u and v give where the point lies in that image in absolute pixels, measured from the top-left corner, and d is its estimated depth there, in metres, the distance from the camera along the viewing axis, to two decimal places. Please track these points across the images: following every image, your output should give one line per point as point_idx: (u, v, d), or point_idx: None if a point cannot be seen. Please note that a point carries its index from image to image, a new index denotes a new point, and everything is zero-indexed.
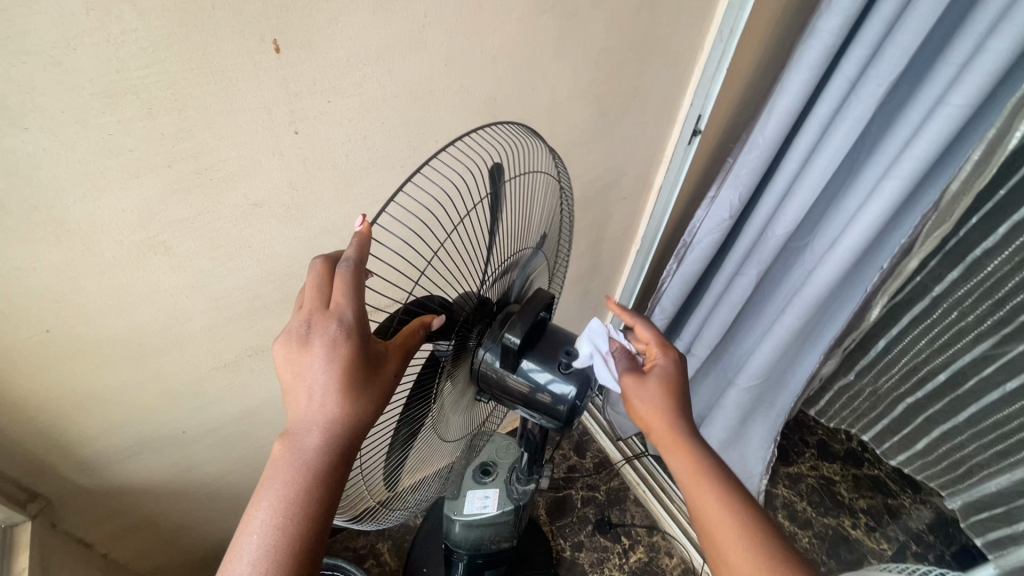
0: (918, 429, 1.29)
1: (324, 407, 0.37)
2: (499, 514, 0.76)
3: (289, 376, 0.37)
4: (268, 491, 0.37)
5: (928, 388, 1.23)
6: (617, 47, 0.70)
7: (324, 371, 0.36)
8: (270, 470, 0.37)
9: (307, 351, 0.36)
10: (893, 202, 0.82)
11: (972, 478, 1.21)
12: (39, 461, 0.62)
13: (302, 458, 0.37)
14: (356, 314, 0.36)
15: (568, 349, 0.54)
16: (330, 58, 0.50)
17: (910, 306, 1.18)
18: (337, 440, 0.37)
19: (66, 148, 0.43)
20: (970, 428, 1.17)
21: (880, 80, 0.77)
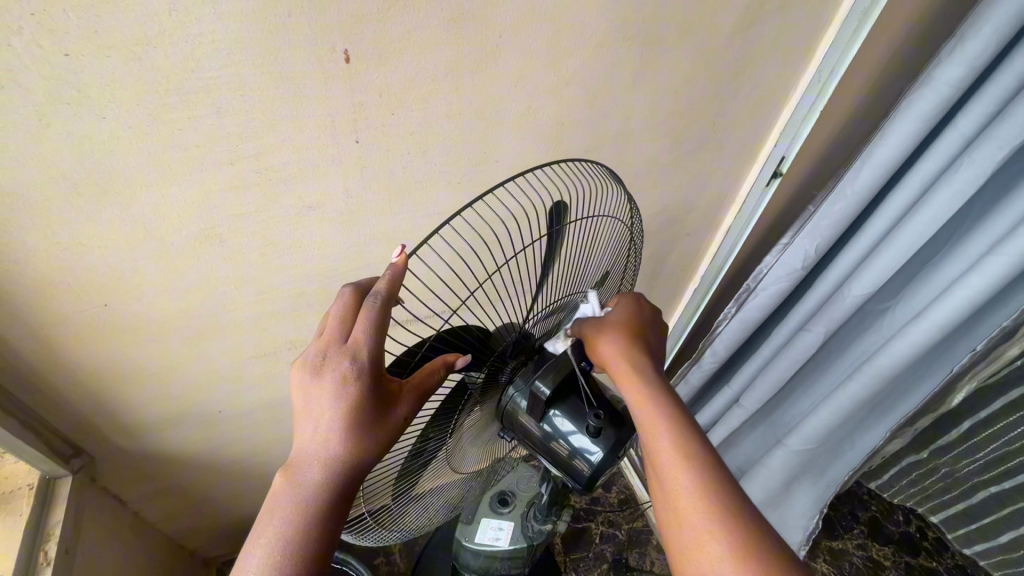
0: (1001, 522, 1.14)
1: (330, 442, 0.35)
2: (510, 549, 0.73)
3: (299, 405, 0.36)
4: (266, 529, 0.34)
5: (1018, 480, 1.09)
6: (701, 80, 0.66)
7: (336, 403, 0.35)
8: (268, 505, 0.35)
9: (321, 381, 0.35)
10: (998, 279, 0.72)
11: None
12: (86, 420, 0.66)
13: (303, 495, 0.35)
14: (373, 349, 0.35)
15: (600, 412, 0.50)
16: (400, 72, 0.49)
17: (1005, 390, 1.05)
18: (341, 475, 0.36)
19: (140, 138, 0.44)
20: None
21: (1002, 143, 0.67)
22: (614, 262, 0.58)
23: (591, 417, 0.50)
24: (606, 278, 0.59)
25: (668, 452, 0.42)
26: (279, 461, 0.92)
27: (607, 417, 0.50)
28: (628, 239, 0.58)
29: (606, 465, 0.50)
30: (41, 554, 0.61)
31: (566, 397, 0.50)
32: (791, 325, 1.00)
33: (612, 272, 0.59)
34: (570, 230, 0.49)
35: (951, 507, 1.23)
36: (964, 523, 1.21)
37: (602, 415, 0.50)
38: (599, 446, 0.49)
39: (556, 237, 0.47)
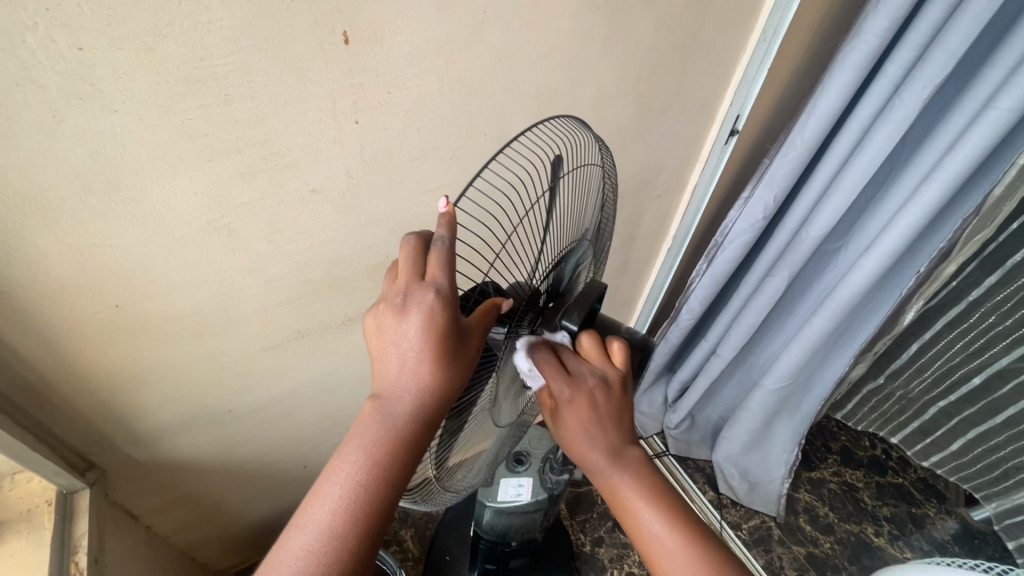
0: (951, 432, 1.27)
1: (412, 370, 0.42)
2: (531, 502, 0.77)
3: (384, 341, 0.44)
4: (355, 445, 0.42)
5: (962, 392, 1.22)
6: (664, 46, 0.71)
7: (417, 334, 0.41)
8: (358, 426, 0.43)
9: (403, 318, 0.42)
10: (931, 206, 0.81)
11: (1008, 482, 1.21)
12: (97, 431, 0.65)
13: (389, 415, 0.42)
14: (449, 287, 0.42)
15: (621, 335, 0.60)
16: (393, 50, 0.52)
17: (945, 310, 1.17)
18: (423, 400, 0.42)
19: (150, 131, 0.45)
20: (1008, 430, 1.16)
21: (926, 84, 0.77)
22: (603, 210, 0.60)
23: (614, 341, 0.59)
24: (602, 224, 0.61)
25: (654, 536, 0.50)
26: (287, 458, 0.92)
27: (628, 341, 0.60)
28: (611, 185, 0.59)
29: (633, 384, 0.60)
30: (72, 565, 0.61)
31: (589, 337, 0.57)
32: (759, 273, 1.08)
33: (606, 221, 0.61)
34: (563, 185, 0.50)
35: (907, 427, 1.36)
36: (920, 437, 1.34)
37: (622, 336, 0.60)
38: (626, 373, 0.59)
39: (552, 193, 0.49)
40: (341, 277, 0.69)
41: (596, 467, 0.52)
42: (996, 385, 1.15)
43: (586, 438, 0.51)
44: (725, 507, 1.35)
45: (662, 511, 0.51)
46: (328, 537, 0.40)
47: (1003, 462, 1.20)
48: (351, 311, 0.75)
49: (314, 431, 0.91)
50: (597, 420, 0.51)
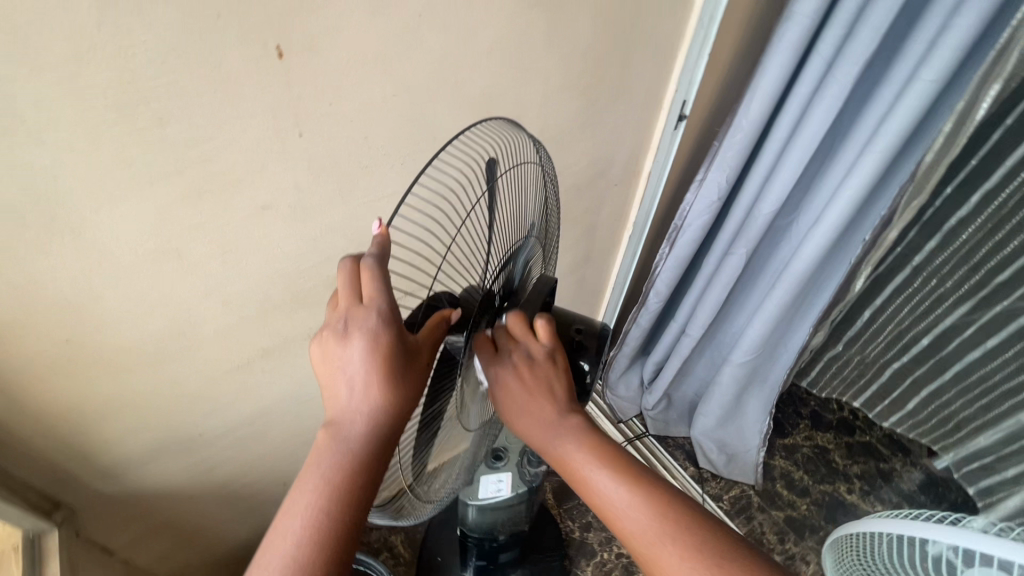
0: (907, 391, 1.34)
1: (363, 394, 0.44)
2: (512, 496, 0.79)
3: (334, 368, 0.45)
4: (316, 468, 0.44)
5: (913, 353, 1.29)
6: (604, 39, 0.73)
7: (363, 358, 0.43)
8: (317, 452, 0.44)
9: (348, 343, 0.43)
10: (870, 177, 0.85)
11: (959, 433, 1.28)
12: (60, 469, 0.64)
13: (345, 439, 0.44)
14: (388, 304, 0.42)
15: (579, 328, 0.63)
16: (330, 61, 0.52)
17: (892, 277, 1.23)
18: (377, 423, 0.44)
19: (82, 160, 0.44)
20: (957, 384, 1.23)
21: (856, 60, 0.80)
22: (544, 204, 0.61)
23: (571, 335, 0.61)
24: (545, 218, 0.62)
25: (610, 503, 0.49)
26: (266, 476, 0.91)
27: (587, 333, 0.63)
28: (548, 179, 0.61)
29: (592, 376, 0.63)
30: None
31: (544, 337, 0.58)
32: (717, 253, 1.12)
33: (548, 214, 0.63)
34: (501, 184, 0.51)
35: (869, 389, 1.41)
36: (877, 402, 1.40)
37: (581, 329, 0.63)
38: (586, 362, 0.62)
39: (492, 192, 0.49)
40: (302, 290, 0.69)
41: (543, 435, 0.52)
42: (942, 343, 1.22)
43: (523, 412, 0.52)
44: (706, 480, 1.40)
45: (616, 475, 0.49)
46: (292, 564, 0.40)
47: (954, 413, 1.27)
48: (316, 324, 0.74)
49: (291, 445, 0.90)
50: (529, 389, 0.52)
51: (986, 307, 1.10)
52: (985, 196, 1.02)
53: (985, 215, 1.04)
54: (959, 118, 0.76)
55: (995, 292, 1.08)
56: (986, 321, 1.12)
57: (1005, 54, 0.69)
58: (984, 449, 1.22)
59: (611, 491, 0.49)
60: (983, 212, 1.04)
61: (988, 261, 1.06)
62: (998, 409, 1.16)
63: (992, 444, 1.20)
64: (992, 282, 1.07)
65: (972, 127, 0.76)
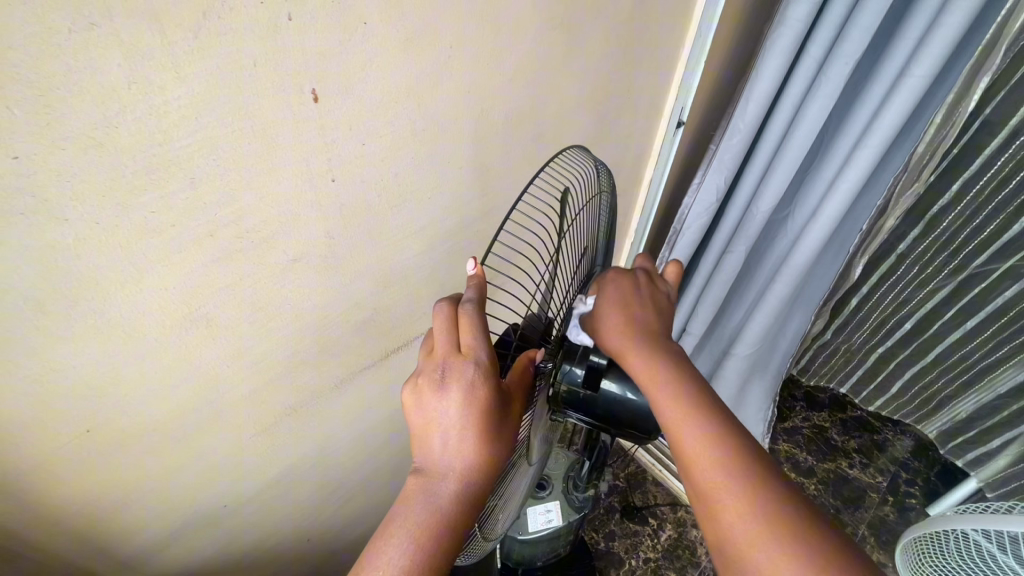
0: (891, 375, 1.41)
1: (458, 446, 0.42)
2: (563, 525, 0.77)
3: (426, 416, 0.43)
4: (401, 529, 0.39)
5: (898, 335, 1.32)
6: (614, 55, 0.72)
7: (463, 410, 0.41)
8: (401, 509, 0.40)
9: (446, 392, 0.41)
10: (866, 170, 0.89)
11: (941, 411, 1.36)
12: (80, 568, 0.57)
13: (434, 494, 0.41)
14: (488, 353, 0.42)
15: None
16: (364, 101, 0.48)
17: (878, 264, 1.23)
18: (470, 477, 0.42)
19: (107, 234, 0.39)
20: (939, 366, 1.29)
21: (846, 60, 0.83)
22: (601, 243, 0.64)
23: None
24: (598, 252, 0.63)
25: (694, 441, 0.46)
26: (292, 536, 0.85)
27: None
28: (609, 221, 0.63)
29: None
30: None
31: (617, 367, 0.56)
32: (716, 251, 1.14)
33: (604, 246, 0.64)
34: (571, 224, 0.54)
35: (854, 374, 1.47)
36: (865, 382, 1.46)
37: None
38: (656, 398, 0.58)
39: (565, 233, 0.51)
40: (331, 339, 0.64)
41: (638, 360, 0.52)
42: (925, 325, 1.26)
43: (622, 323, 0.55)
44: None
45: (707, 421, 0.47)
46: None
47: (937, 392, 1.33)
48: (343, 372, 0.70)
49: (317, 500, 0.84)
50: (630, 313, 0.55)
51: (965, 291, 1.15)
52: (965, 184, 1.02)
53: (962, 203, 1.04)
54: (949, 110, 0.80)
55: (973, 275, 1.12)
56: (964, 304, 1.16)
57: (991, 51, 0.73)
58: (964, 422, 1.30)
59: (695, 438, 0.46)
60: (963, 200, 1.04)
61: (966, 246, 1.09)
62: (976, 386, 1.24)
63: (972, 412, 1.28)
64: (969, 265, 1.11)
65: (962, 117, 0.80)
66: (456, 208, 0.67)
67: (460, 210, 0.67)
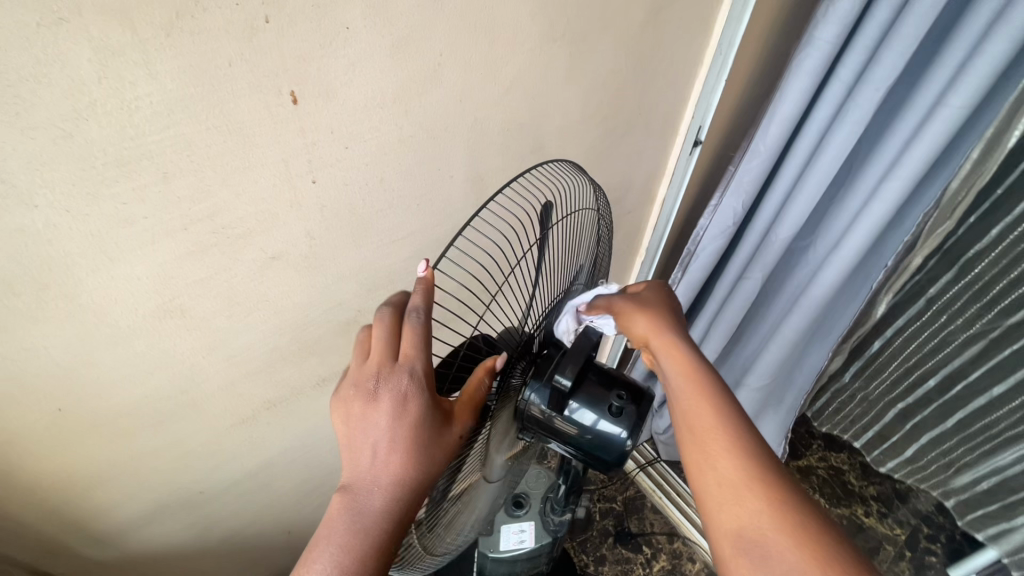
0: (909, 435, 1.27)
1: (391, 461, 0.41)
2: (536, 548, 0.75)
3: (356, 425, 0.42)
4: (330, 541, 0.39)
5: (919, 393, 1.21)
6: (624, 69, 0.70)
7: (395, 424, 0.41)
8: (330, 520, 0.40)
9: (378, 405, 0.41)
10: (893, 203, 0.83)
11: (956, 475, 1.21)
12: (52, 539, 0.59)
13: (364, 509, 0.40)
14: (424, 365, 0.42)
15: (621, 393, 0.53)
16: (347, 105, 0.48)
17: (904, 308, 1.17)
18: (401, 495, 0.41)
19: (78, 222, 0.40)
20: (958, 435, 1.17)
21: (878, 86, 0.78)
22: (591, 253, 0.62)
23: (611, 402, 0.53)
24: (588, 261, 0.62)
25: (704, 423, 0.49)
26: (271, 527, 0.86)
27: (628, 397, 0.54)
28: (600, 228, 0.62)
29: (631, 443, 0.52)
30: None
31: (585, 390, 0.53)
32: (731, 275, 1.10)
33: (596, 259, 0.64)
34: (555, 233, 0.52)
35: (868, 432, 1.36)
36: (878, 443, 1.35)
37: (623, 394, 0.53)
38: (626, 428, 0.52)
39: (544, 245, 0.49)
40: (312, 339, 0.64)
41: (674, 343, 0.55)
42: (947, 386, 1.15)
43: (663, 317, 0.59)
44: None
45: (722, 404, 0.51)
46: None
47: (953, 458, 1.20)
48: (325, 371, 0.70)
49: (298, 495, 0.85)
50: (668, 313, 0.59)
51: (994, 350, 1.03)
52: (1004, 230, 0.95)
53: (998, 250, 0.97)
54: (988, 145, 0.74)
55: (1006, 333, 1.00)
56: (993, 366, 1.04)
57: None
58: (986, 495, 1.16)
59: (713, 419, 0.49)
60: (998, 246, 0.97)
61: (1001, 299, 0.99)
62: (999, 456, 1.10)
63: (991, 488, 1.15)
64: (1004, 321, 1.00)
65: (1003, 153, 0.73)
66: (448, 215, 0.66)
67: (451, 218, 0.67)
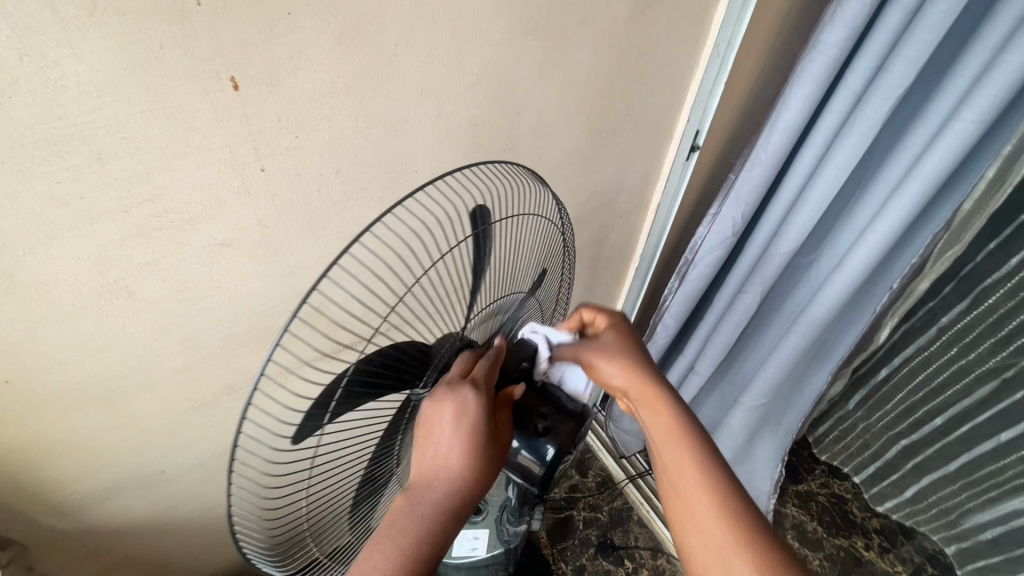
0: (906, 475, 1.18)
1: (456, 465, 0.44)
2: (487, 556, 0.75)
3: (424, 435, 0.43)
4: (404, 539, 0.41)
5: (923, 431, 1.12)
6: (606, 67, 0.67)
7: (468, 433, 0.44)
8: (397, 520, 0.42)
9: (450, 415, 0.43)
10: (900, 222, 0.77)
11: (957, 523, 1.11)
12: (10, 507, 0.60)
13: (429, 507, 0.43)
14: (489, 383, 0.47)
15: (544, 413, 0.57)
16: (295, 93, 0.47)
17: (914, 337, 1.08)
18: (459, 494, 0.44)
19: (10, 200, 0.40)
20: (960, 480, 1.08)
21: (887, 95, 0.73)
22: (547, 257, 0.62)
23: (538, 423, 0.56)
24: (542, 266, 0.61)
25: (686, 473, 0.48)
26: None
27: (553, 415, 0.58)
28: (553, 230, 0.62)
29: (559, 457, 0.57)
30: None
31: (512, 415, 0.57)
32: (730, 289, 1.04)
33: (549, 269, 0.63)
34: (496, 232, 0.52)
35: (867, 467, 1.25)
36: (878, 480, 1.24)
37: (546, 414, 0.57)
38: (553, 445, 0.57)
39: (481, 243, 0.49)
40: (271, 328, 0.64)
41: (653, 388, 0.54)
42: (953, 427, 1.06)
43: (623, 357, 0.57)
44: None
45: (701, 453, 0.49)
46: None
47: (953, 507, 1.11)
48: None
49: None
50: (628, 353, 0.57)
51: (1007, 392, 0.94)
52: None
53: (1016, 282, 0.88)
54: (1005, 164, 0.68)
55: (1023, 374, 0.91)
56: (1003, 410, 0.96)
57: None
58: (989, 545, 1.07)
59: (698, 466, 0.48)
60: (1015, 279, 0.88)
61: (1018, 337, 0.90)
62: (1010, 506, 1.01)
63: (995, 539, 1.06)
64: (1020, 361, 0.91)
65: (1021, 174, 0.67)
66: None
67: None
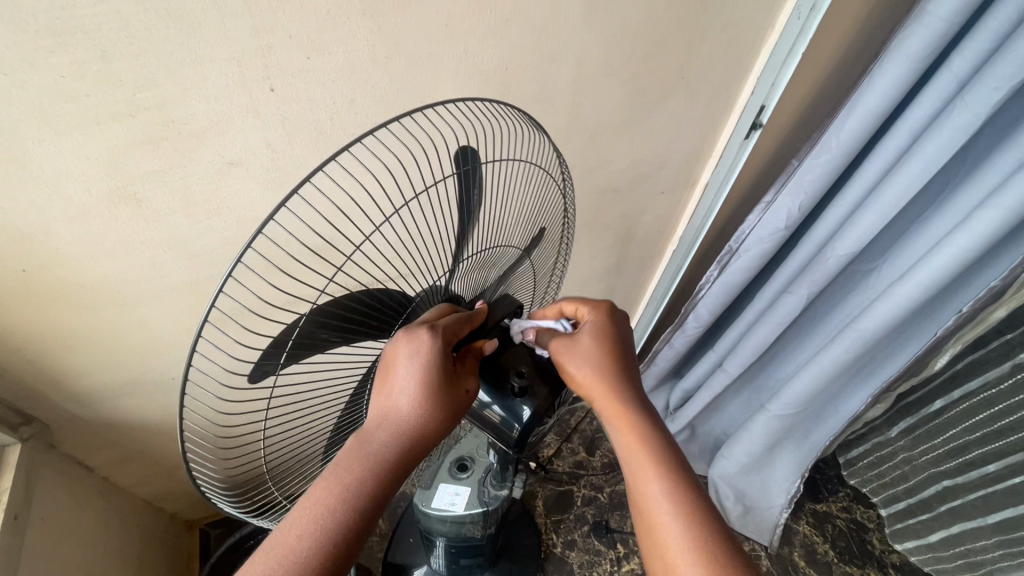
0: (937, 519, 1.03)
1: (411, 407, 0.42)
2: (465, 514, 0.73)
3: (382, 373, 0.42)
4: (347, 473, 0.40)
5: (973, 475, 0.95)
6: (662, 18, 0.60)
7: (423, 372, 0.41)
8: (346, 456, 0.41)
9: (407, 354, 0.41)
10: (982, 238, 0.67)
11: None
12: (30, 387, 0.65)
13: (376, 448, 0.41)
14: (455, 326, 0.44)
15: (522, 371, 0.54)
16: (308, 9, 0.45)
17: (985, 368, 0.91)
18: (411, 436, 0.42)
19: (17, 88, 0.41)
20: (996, 536, 0.93)
21: (997, 85, 0.61)
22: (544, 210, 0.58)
23: (513, 381, 0.53)
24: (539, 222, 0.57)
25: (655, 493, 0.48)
26: None
27: (531, 375, 0.54)
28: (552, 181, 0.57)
29: (534, 421, 0.53)
30: None
31: (489, 375, 0.53)
32: (773, 288, 0.93)
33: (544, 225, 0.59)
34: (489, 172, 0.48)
35: (898, 501, 1.10)
36: (906, 517, 1.08)
37: (524, 373, 0.53)
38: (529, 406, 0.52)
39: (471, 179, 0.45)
40: None
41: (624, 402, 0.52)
42: (1006, 476, 0.89)
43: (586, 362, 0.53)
44: None
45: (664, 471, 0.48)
46: (313, 547, 0.37)
47: (986, 563, 0.96)
48: None
49: None
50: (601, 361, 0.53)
51: None
52: None
53: None
54: None
55: None
56: None
57: None
58: None
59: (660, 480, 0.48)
60: None
61: None
62: None
63: None
64: None
65: None
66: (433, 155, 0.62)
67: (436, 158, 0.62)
